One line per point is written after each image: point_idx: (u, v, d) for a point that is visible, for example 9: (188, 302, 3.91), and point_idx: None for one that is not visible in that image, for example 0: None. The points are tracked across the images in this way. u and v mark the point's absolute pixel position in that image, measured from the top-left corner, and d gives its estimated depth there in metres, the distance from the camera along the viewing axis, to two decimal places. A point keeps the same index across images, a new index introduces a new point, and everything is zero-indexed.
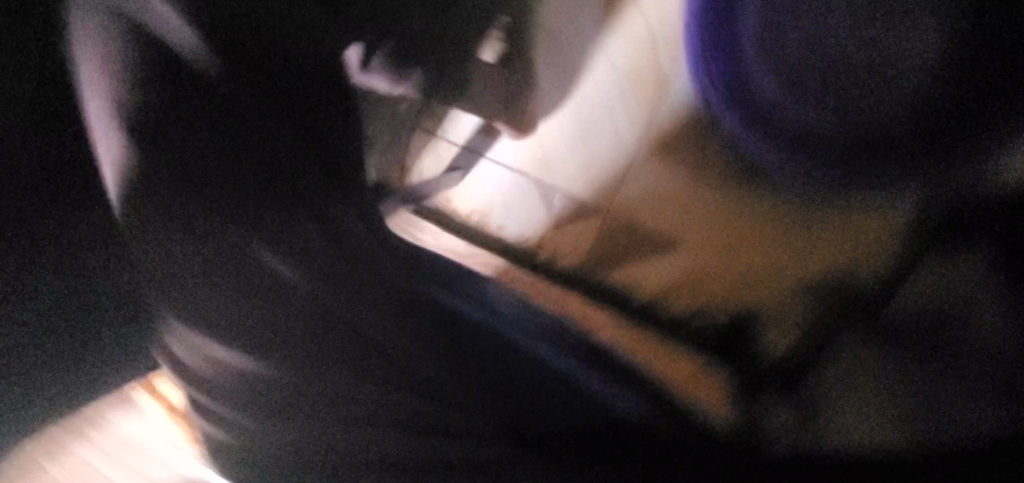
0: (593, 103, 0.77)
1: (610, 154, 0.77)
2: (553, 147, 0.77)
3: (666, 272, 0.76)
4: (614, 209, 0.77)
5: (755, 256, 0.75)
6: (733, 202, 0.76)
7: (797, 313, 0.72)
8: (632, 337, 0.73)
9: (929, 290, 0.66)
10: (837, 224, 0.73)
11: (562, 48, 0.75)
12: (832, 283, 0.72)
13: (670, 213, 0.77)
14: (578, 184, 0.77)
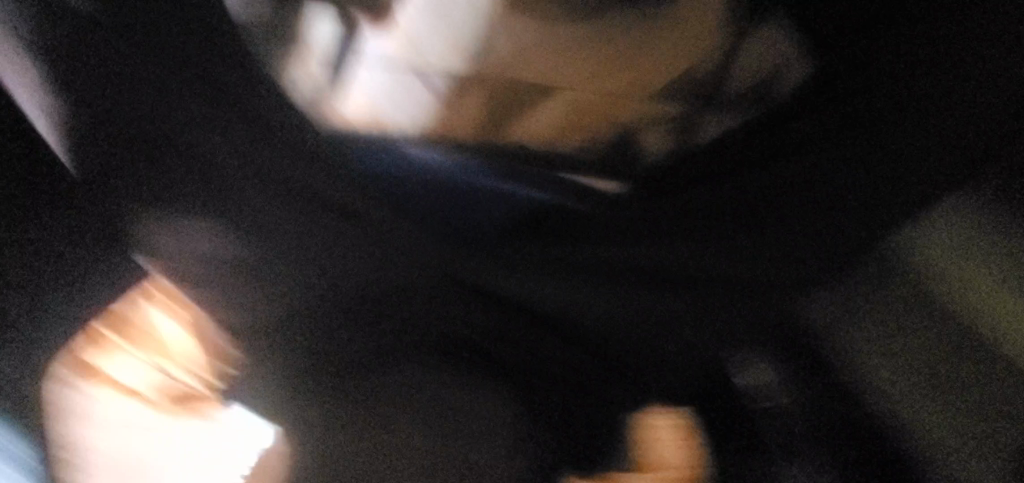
0: None
1: (474, 15, 0.80)
2: (416, 26, 0.80)
3: (563, 108, 0.85)
4: (503, 58, 0.82)
5: (628, 76, 0.84)
6: (585, 35, 0.83)
7: (660, 121, 0.83)
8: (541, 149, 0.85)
9: (774, 55, 0.75)
10: (692, 22, 0.80)
11: None
12: (683, 87, 0.82)
13: (551, 55, 0.83)
14: (455, 54, 0.81)
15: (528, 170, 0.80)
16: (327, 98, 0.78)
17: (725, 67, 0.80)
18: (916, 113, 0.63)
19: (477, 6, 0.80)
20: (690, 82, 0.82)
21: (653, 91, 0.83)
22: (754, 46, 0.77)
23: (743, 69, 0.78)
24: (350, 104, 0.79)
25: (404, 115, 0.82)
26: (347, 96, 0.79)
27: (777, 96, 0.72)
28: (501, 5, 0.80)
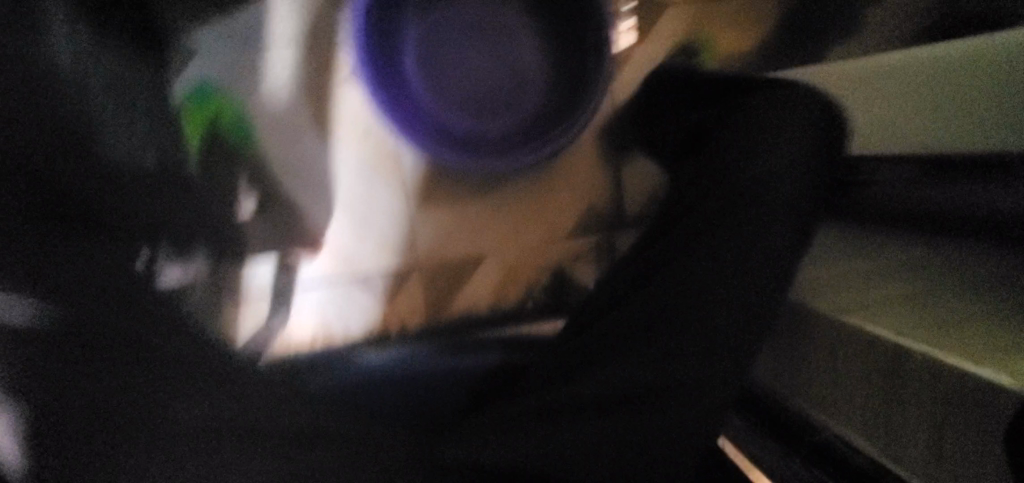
0: (353, 194, 0.86)
1: (397, 209, 0.88)
2: (348, 236, 0.87)
3: (493, 269, 0.92)
4: (432, 239, 0.90)
5: (547, 222, 0.93)
6: (497, 204, 0.91)
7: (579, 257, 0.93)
8: (478, 310, 0.92)
9: (648, 179, 0.92)
10: (584, 160, 0.92)
11: (299, 170, 0.83)
12: (595, 225, 0.93)
13: (474, 225, 0.91)
14: (388, 250, 0.89)
15: (465, 325, 0.90)
16: (275, 334, 0.84)
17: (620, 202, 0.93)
18: (770, 158, 0.61)
19: (399, 201, 0.87)
20: (600, 217, 0.93)
21: (570, 231, 0.93)
22: (638, 178, 0.92)
23: (634, 196, 0.93)
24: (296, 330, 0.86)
25: (351, 320, 0.88)
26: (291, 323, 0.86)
27: (694, 166, 0.71)
28: (417, 207, 0.88)
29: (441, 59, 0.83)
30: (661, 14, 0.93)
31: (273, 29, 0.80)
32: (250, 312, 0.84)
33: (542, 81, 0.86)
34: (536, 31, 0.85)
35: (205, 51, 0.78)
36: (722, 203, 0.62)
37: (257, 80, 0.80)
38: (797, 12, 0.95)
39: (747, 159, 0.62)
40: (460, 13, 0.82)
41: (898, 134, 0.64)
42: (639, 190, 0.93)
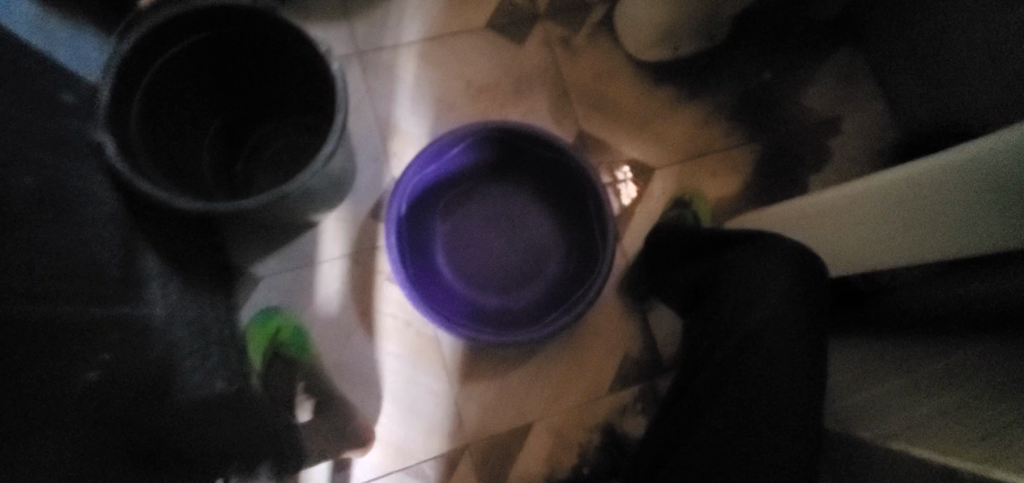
0: (398, 383, 0.91)
1: (440, 390, 0.92)
2: (395, 426, 0.90)
3: (541, 439, 0.92)
4: (477, 416, 0.92)
5: (586, 380, 0.95)
6: (535, 370, 0.94)
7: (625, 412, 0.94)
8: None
9: (670, 325, 0.97)
10: (609, 314, 0.97)
11: (351, 370, 0.90)
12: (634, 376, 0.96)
13: (515, 395, 0.93)
14: (435, 434, 0.90)
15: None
16: None
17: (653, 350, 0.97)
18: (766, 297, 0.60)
19: (441, 382, 0.92)
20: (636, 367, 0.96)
21: (610, 388, 0.95)
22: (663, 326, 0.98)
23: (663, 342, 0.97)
24: None
25: None
26: None
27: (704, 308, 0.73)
28: (459, 384, 0.92)
29: (467, 248, 0.96)
30: (652, 178, 1.05)
31: (321, 250, 0.92)
32: None
33: (556, 250, 0.97)
34: (545, 210, 0.98)
35: (267, 279, 0.91)
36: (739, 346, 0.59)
37: (311, 296, 0.91)
38: (771, 157, 1.08)
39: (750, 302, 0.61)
40: (477, 210, 0.97)
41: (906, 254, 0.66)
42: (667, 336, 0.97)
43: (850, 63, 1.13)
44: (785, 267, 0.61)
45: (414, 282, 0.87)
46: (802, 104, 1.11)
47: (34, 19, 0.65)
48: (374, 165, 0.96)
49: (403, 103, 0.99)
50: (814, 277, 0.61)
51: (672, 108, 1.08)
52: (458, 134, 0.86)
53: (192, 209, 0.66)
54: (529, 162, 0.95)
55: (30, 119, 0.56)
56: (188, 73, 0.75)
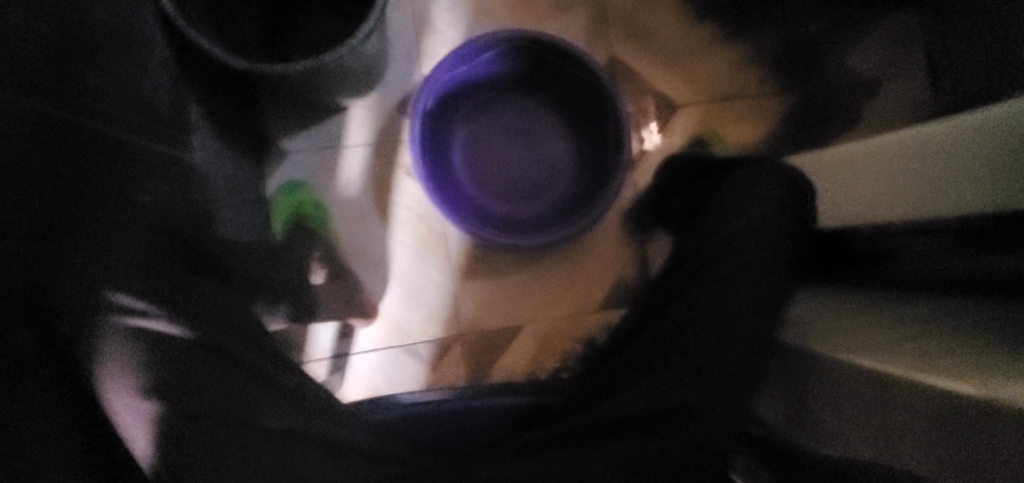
0: (404, 267, 0.98)
1: (443, 281, 0.99)
2: (397, 305, 0.98)
3: (527, 338, 1.00)
4: (473, 309, 0.99)
5: (578, 294, 1.01)
6: (534, 278, 1.00)
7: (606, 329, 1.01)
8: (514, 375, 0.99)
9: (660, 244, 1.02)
10: (608, 236, 1.02)
11: (363, 250, 0.97)
12: (622, 299, 1.02)
13: (511, 297, 1.00)
14: (433, 319, 0.98)
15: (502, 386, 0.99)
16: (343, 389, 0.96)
17: (643, 278, 1.02)
18: (750, 224, 0.66)
19: (444, 275, 0.99)
20: (624, 291, 1.02)
21: (599, 306, 1.01)
22: (656, 254, 1.02)
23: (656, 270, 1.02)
24: (352, 386, 0.96)
25: (396, 382, 0.97)
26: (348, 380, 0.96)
27: (687, 232, 0.79)
28: (461, 279, 0.99)
29: (486, 154, 1.00)
30: (675, 114, 1.06)
31: (348, 135, 0.97)
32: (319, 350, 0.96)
33: (569, 168, 1.00)
34: (566, 129, 1.00)
35: (295, 155, 0.96)
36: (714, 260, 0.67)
37: (335, 176, 0.96)
38: (797, 111, 1.08)
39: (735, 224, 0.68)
40: (501, 119, 1.00)
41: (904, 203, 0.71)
42: (658, 262, 1.02)
43: (904, 27, 1.09)
44: (775, 203, 0.69)
45: (432, 177, 0.91)
46: (842, 62, 1.09)
47: None
48: (408, 59, 0.98)
49: (443, 0, 0.99)
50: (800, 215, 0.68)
51: (712, 46, 1.07)
52: (493, 38, 0.87)
53: (235, 67, 0.72)
54: (558, 77, 0.96)
55: None
56: None
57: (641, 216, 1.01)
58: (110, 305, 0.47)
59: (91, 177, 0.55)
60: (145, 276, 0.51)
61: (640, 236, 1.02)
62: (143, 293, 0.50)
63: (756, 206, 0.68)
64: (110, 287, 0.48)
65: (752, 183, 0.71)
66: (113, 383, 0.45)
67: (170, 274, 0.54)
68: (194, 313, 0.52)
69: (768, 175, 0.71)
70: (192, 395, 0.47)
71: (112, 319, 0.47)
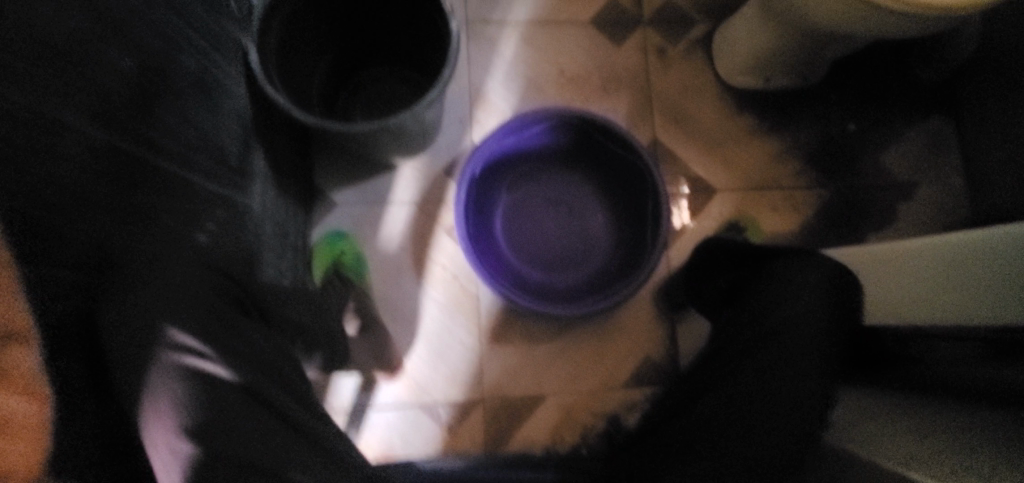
0: (433, 326, 0.98)
1: (469, 342, 0.98)
2: (421, 363, 0.97)
3: (550, 410, 0.97)
4: (497, 373, 0.98)
5: (604, 368, 0.99)
6: (560, 348, 0.99)
7: (631, 408, 0.98)
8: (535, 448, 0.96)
9: (693, 324, 1.01)
10: (639, 312, 1.01)
11: (394, 304, 0.98)
12: (650, 377, 0.99)
13: (536, 366, 0.99)
14: (455, 381, 0.97)
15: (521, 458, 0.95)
16: (365, 443, 0.94)
17: (673, 357, 1.00)
18: (789, 316, 0.66)
19: (471, 337, 0.98)
20: (652, 369, 1.00)
21: (625, 383, 0.99)
22: (687, 335, 1.00)
23: (686, 351, 1.00)
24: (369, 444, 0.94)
25: (412, 443, 0.94)
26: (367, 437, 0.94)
27: (723, 318, 0.79)
28: (488, 342, 0.99)
29: (523, 221, 1.02)
30: (711, 197, 1.08)
31: (394, 191, 1.01)
32: (343, 401, 0.95)
33: (604, 241, 1.02)
34: (603, 203, 1.03)
35: (342, 206, 0.99)
36: (755, 352, 0.65)
37: (376, 230, 0.99)
38: (834, 205, 1.09)
39: (777, 315, 0.67)
40: (541, 190, 1.03)
41: (928, 304, 0.71)
42: (689, 343, 1.00)
43: (940, 134, 1.12)
44: (819, 294, 0.67)
45: (472, 239, 0.93)
46: (881, 161, 1.11)
47: None
48: (457, 126, 1.04)
49: (497, 75, 1.06)
50: (842, 309, 0.67)
51: (748, 137, 1.10)
52: (543, 115, 0.92)
53: (307, 122, 0.75)
54: (599, 154, 1.00)
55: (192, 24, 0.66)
56: (321, 12, 0.84)
57: (673, 294, 1.01)
58: (166, 341, 0.48)
59: (151, 213, 0.59)
60: (203, 313, 0.53)
61: (672, 315, 1.01)
62: (195, 332, 0.51)
63: (801, 301, 0.67)
64: (169, 323, 0.49)
65: (792, 272, 0.71)
66: (154, 420, 0.45)
67: (219, 311, 0.55)
68: (238, 353, 0.54)
69: (814, 265, 0.70)
70: (227, 438, 0.46)
71: (164, 354, 0.47)
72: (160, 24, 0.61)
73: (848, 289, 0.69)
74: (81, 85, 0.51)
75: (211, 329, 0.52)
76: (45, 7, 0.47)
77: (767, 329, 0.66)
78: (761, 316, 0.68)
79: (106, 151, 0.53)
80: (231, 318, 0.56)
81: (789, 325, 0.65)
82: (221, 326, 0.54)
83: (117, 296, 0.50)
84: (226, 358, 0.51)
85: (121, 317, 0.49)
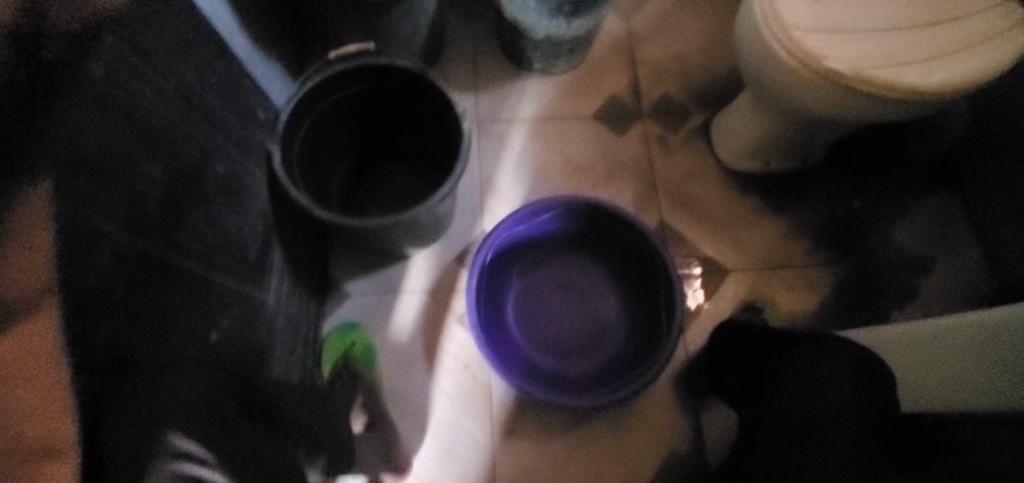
0: (444, 420, 0.94)
1: (482, 438, 0.94)
2: (432, 462, 0.92)
3: None
4: (513, 472, 0.92)
5: (627, 464, 0.93)
6: (579, 443, 0.94)
7: None
8: None
9: (717, 413, 0.95)
10: (659, 401, 0.96)
11: (405, 398, 0.95)
12: (675, 473, 0.93)
13: (553, 464, 0.93)
14: (468, 481, 0.91)
15: None
16: None
17: (699, 451, 0.94)
18: (823, 408, 0.63)
19: (483, 431, 0.94)
20: (678, 465, 0.93)
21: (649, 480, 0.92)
22: (713, 425, 0.95)
23: (712, 444, 0.94)
24: None
25: None
26: None
27: (749, 408, 0.75)
28: (502, 437, 0.94)
29: (535, 308, 1.01)
30: (725, 278, 1.07)
31: (406, 281, 1.01)
32: None
33: (619, 327, 1.00)
34: (615, 288, 1.02)
35: (355, 296, 1.00)
36: (792, 448, 0.62)
37: (388, 321, 0.99)
38: (852, 284, 1.07)
39: (807, 408, 0.64)
40: (552, 275, 1.03)
41: (950, 389, 0.70)
42: (715, 435, 0.94)
43: (949, 209, 1.12)
44: (858, 384, 0.63)
45: (483, 327, 0.92)
46: (894, 238, 1.10)
47: (245, 52, 0.81)
48: (468, 216, 1.06)
49: (506, 167, 1.11)
50: (880, 398, 0.63)
51: (756, 218, 1.11)
52: (551, 203, 0.95)
53: (324, 219, 0.77)
54: (608, 239, 1.01)
55: (219, 132, 0.71)
56: (342, 114, 0.90)
57: (692, 382, 0.97)
58: (168, 449, 0.45)
59: (164, 313, 0.59)
60: (206, 414, 0.51)
61: (694, 403, 0.96)
62: (197, 439, 0.48)
63: (834, 390, 0.63)
64: (172, 427, 0.46)
65: (817, 358, 0.68)
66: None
67: (222, 414, 0.53)
68: (245, 458, 0.52)
69: (839, 350, 0.67)
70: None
71: (167, 462, 0.44)
72: (192, 135, 0.66)
73: (881, 374, 0.66)
74: (117, 195, 0.53)
75: (214, 434, 0.50)
76: (91, 122, 0.50)
77: (802, 423, 0.63)
78: (791, 410, 0.65)
79: (130, 255, 0.55)
80: (234, 421, 0.54)
81: (824, 417, 0.62)
82: (223, 432, 0.51)
83: (124, 393, 0.48)
84: (227, 464, 0.49)
85: (123, 416, 0.45)
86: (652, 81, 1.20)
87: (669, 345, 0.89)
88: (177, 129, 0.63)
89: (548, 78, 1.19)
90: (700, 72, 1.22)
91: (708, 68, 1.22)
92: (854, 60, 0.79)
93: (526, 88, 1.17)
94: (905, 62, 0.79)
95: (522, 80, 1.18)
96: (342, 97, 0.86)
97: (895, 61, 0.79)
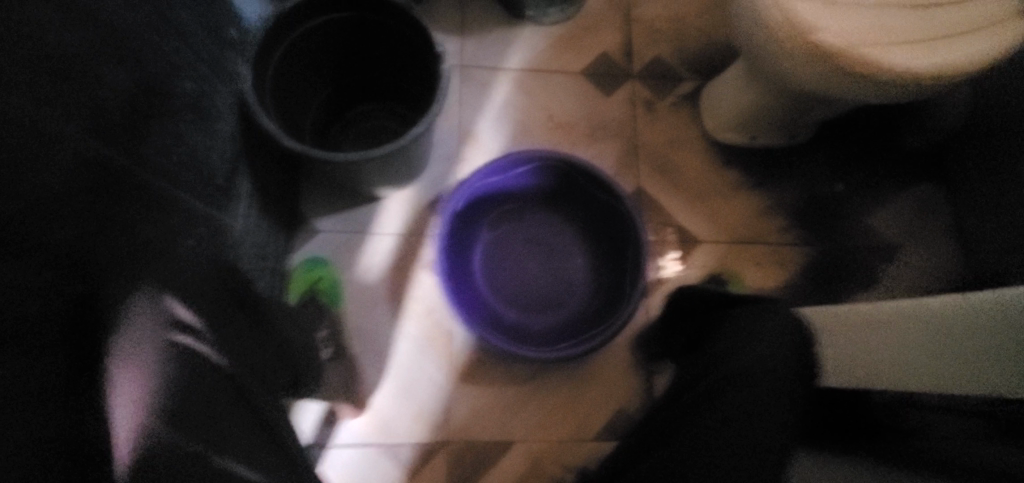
0: (404, 361, 0.96)
1: (440, 380, 0.96)
2: (389, 398, 0.95)
3: (519, 458, 0.94)
4: (467, 414, 0.95)
5: (577, 417, 0.96)
6: (533, 392, 0.97)
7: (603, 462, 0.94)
8: None
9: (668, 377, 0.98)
10: (614, 360, 0.99)
11: (368, 336, 0.97)
12: (623, 429, 0.96)
13: (506, 409, 0.96)
14: (422, 420, 0.94)
15: None
16: (328, 473, 0.91)
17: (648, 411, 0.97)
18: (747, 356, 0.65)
19: (441, 374, 0.96)
20: (626, 422, 0.96)
21: (597, 433, 0.95)
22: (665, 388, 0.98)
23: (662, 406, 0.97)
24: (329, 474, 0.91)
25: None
26: (328, 466, 0.91)
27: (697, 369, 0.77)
28: (459, 381, 0.96)
29: (503, 261, 1.02)
30: (695, 248, 1.08)
31: (378, 223, 1.01)
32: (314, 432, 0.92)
33: (583, 287, 1.01)
34: (585, 249, 1.03)
35: (325, 233, 1.00)
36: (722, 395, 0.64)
37: (356, 260, 0.99)
38: (820, 265, 1.08)
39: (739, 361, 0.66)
40: (523, 230, 1.03)
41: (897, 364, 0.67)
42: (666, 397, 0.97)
43: (924, 199, 1.13)
44: (784, 341, 0.66)
45: (450, 274, 0.93)
46: (868, 223, 1.11)
47: None
48: (445, 164, 1.05)
49: (488, 117, 1.09)
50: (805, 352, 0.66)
51: (735, 190, 1.11)
52: (528, 156, 0.94)
53: (291, 149, 0.75)
54: (583, 199, 1.01)
55: (187, 49, 0.69)
56: (321, 45, 0.87)
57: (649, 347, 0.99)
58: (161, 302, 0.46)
59: None
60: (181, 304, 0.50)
61: (648, 365, 0.99)
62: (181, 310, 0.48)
63: (760, 344, 0.66)
64: (167, 294, 0.48)
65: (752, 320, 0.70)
66: (123, 364, 0.39)
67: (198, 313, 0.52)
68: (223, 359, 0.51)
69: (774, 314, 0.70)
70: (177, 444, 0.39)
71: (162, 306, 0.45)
72: (159, 46, 0.64)
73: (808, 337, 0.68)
74: (80, 98, 0.52)
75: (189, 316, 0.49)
76: (45, 16, 0.48)
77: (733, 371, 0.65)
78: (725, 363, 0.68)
79: (97, 159, 0.53)
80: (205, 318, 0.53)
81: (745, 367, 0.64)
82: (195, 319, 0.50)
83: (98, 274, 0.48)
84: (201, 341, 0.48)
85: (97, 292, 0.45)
86: (646, 41, 1.17)
87: (629, 305, 0.90)
88: (145, 37, 0.61)
89: (539, 28, 1.15)
90: (697, 37, 1.18)
91: (705, 33, 1.19)
92: (846, 33, 0.77)
93: (516, 36, 1.14)
94: (895, 43, 0.77)
95: (513, 28, 1.14)
96: (320, 24, 0.84)
97: (885, 39, 0.77)
